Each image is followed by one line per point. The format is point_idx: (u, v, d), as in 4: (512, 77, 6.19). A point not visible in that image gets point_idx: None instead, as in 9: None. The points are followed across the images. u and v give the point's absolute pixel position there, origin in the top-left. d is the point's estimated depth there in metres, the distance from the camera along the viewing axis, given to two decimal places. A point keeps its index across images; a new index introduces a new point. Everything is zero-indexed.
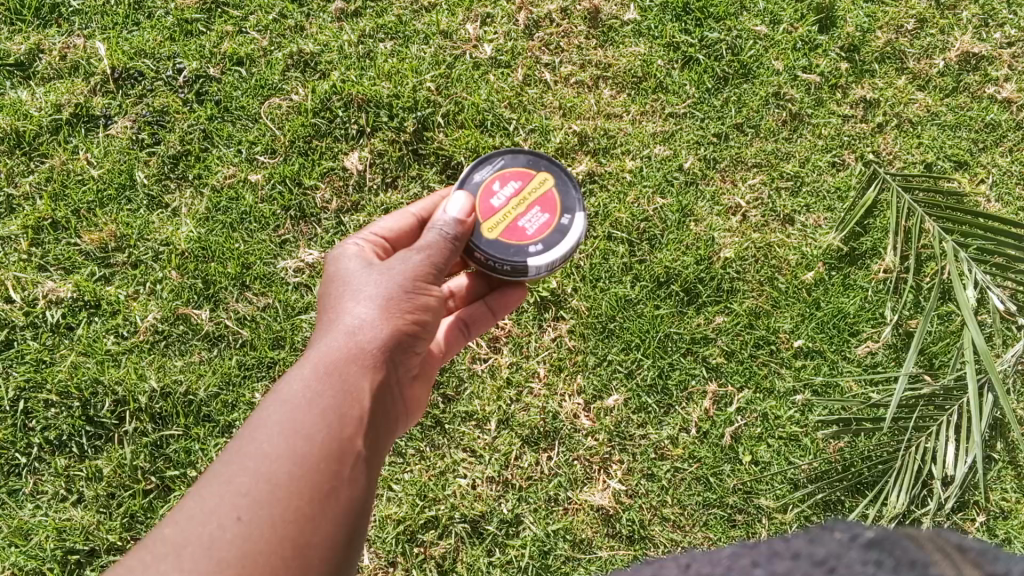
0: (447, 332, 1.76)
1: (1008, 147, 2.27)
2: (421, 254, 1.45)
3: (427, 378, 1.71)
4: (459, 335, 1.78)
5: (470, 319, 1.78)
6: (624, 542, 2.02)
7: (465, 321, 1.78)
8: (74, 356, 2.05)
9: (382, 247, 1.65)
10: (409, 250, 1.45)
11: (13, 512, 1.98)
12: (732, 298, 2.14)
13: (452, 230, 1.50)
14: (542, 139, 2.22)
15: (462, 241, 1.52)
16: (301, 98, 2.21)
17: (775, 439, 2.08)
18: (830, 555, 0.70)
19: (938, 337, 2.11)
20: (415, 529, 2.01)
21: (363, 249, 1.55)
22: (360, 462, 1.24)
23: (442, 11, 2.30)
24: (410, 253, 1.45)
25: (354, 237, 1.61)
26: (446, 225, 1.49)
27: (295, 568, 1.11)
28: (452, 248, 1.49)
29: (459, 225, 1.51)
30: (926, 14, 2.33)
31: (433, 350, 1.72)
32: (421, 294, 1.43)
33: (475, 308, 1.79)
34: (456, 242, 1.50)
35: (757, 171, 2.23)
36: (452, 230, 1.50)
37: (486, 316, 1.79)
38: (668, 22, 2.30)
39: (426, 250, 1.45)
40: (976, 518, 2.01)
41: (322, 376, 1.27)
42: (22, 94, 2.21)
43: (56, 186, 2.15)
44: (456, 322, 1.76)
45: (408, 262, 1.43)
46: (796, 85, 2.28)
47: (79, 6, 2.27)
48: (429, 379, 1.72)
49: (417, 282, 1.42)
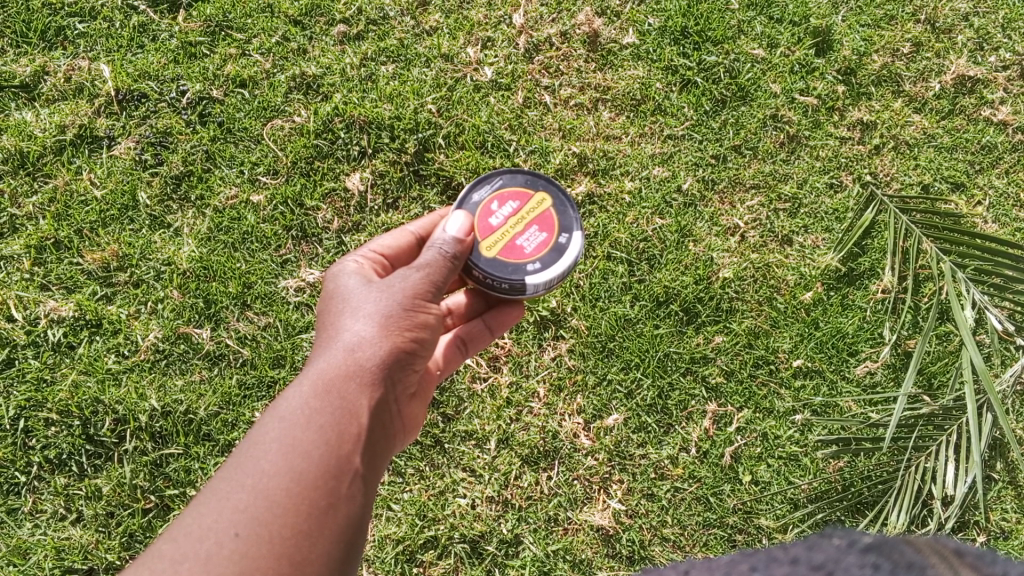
0: (445, 349, 1.77)
1: (1005, 168, 2.29)
2: (420, 272, 1.46)
3: (425, 397, 1.71)
4: (457, 353, 1.79)
5: (468, 337, 1.78)
6: (624, 563, 2.01)
7: (463, 339, 1.78)
8: (74, 375, 2.06)
9: (381, 264, 1.66)
10: (409, 268, 1.46)
11: (11, 531, 1.97)
12: (731, 318, 2.15)
13: (451, 249, 1.51)
14: (542, 160, 2.24)
15: (460, 259, 1.53)
16: (303, 120, 2.24)
17: (775, 459, 2.08)
18: (829, 559, 0.70)
19: (937, 357, 2.12)
20: (415, 548, 2.00)
21: (362, 267, 1.56)
22: (358, 479, 1.24)
23: (444, 35, 2.33)
24: (409, 271, 1.45)
25: (353, 254, 1.62)
26: (445, 244, 1.50)
27: None
28: (450, 266, 1.50)
29: (458, 245, 1.52)
30: (921, 38, 2.36)
31: (432, 367, 1.73)
32: (419, 311, 1.44)
33: (474, 326, 1.79)
34: (455, 260, 1.51)
35: (755, 192, 2.25)
36: (451, 248, 1.51)
37: (484, 334, 1.80)
38: (667, 45, 2.34)
39: (424, 268, 1.46)
40: (976, 538, 2.00)
41: (320, 393, 1.27)
42: (27, 116, 2.24)
43: (59, 207, 2.17)
44: (454, 340, 1.77)
45: (407, 280, 1.44)
46: (794, 108, 2.31)
47: (84, 30, 2.30)
48: (427, 398, 1.73)
49: (415, 300, 1.43)
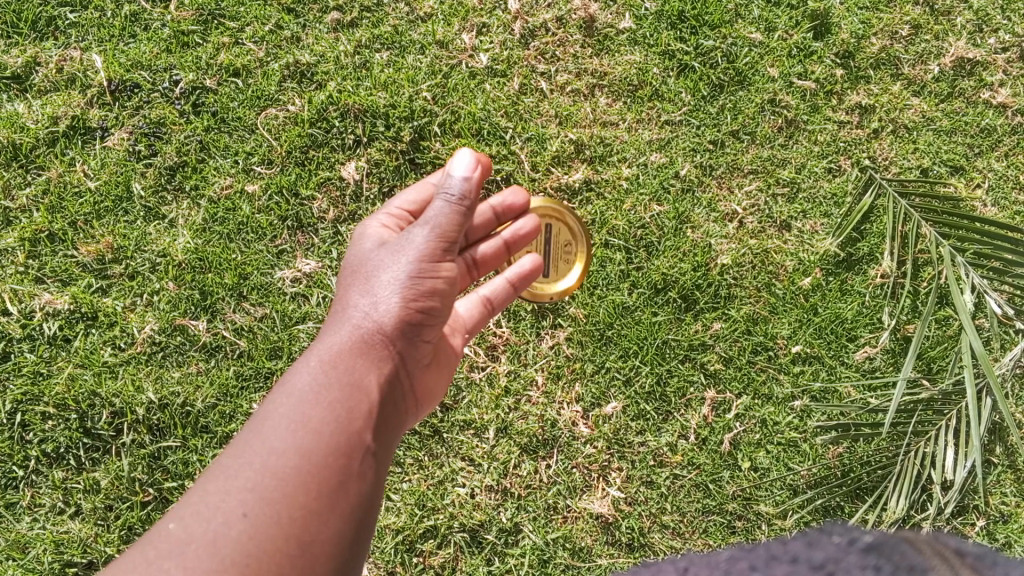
0: (470, 310, 1.81)
1: (1004, 151, 2.28)
2: (430, 230, 1.40)
3: (448, 360, 1.73)
4: (483, 310, 1.83)
5: (492, 295, 1.83)
6: (623, 550, 2.03)
7: (489, 298, 1.82)
8: (71, 369, 2.05)
9: (406, 220, 1.69)
10: (418, 225, 1.42)
11: (11, 526, 1.99)
12: (729, 304, 2.14)
13: (461, 196, 1.44)
14: (539, 147, 2.22)
15: (473, 202, 1.47)
16: (297, 109, 2.21)
17: (774, 446, 2.08)
18: (829, 558, 0.69)
19: (936, 342, 2.12)
20: (415, 538, 2.01)
21: (380, 231, 1.57)
22: (369, 457, 1.23)
23: (439, 21, 2.29)
24: (419, 230, 1.41)
25: (377, 215, 1.66)
26: (454, 190, 1.44)
27: (300, 566, 1.10)
28: (462, 218, 1.44)
29: (467, 187, 1.45)
30: (920, 20, 2.32)
31: (457, 327, 1.78)
32: (432, 274, 1.39)
33: (498, 285, 1.83)
34: (465, 207, 1.45)
35: (753, 177, 2.23)
36: (460, 196, 1.44)
37: (507, 290, 1.83)
38: (664, 30, 2.30)
39: (434, 226, 1.41)
40: (976, 522, 2.01)
41: (328, 370, 1.27)
42: (19, 107, 2.22)
43: (53, 199, 2.15)
44: (480, 300, 1.82)
45: (418, 242, 1.39)
46: (792, 92, 2.28)
47: (75, 19, 2.25)
48: (451, 361, 1.75)
49: (427, 262, 1.39)
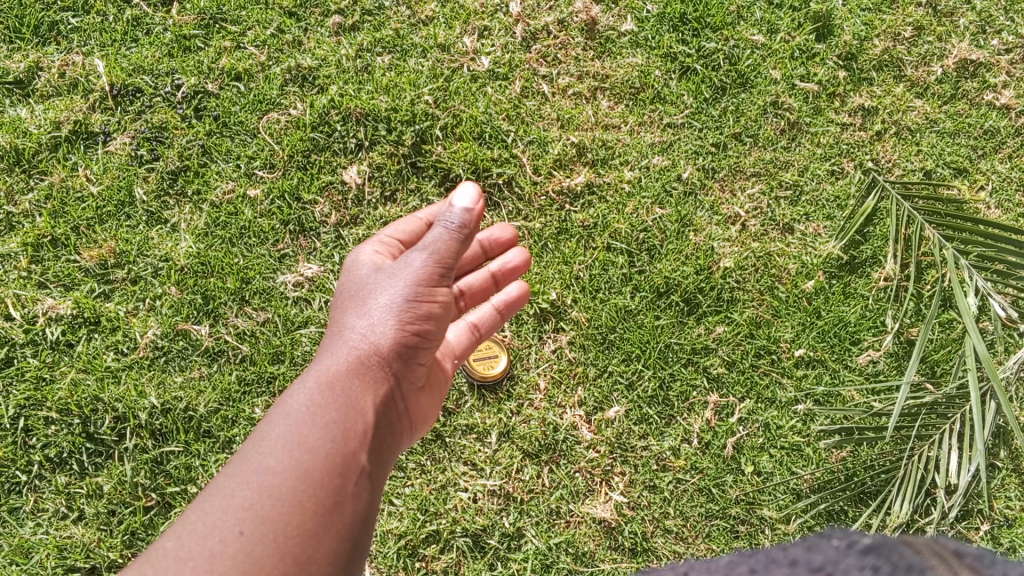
0: (460, 337, 1.86)
1: (1007, 153, 2.28)
2: (428, 255, 1.46)
3: (439, 384, 1.76)
4: (473, 338, 1.89)
5: (482, 324, 1.90)
6: (626, 555, 2.02)
7: (478, 326, 1.89)
8: (74, 374, 2.05)
9: (396, 248, 1.72)
10: (415, 252, 1.47)
11: (13, 530, 1.99)
12: (732, 308, 2.13)
13: (460, 223, 1.48)
14: (540, 150, 2.22)
15: (472, 231, 1.50)
16: (299, 113, 2.21)
17: (778, 450, 2.08)
18: (828, 561, 0.69)
19: (940, 345, 2.11)
20: (417, 543, 2.01)
21: (374, 258, 1.61)
22: (364, 477, 1.24)
23: (441, 25, 2.29)
24: (417, 255, 1.46)
25: (368, 242, 1.68)
26: (454, 218, 1.48)
27: None
28: (460, 244, 1.48)
29: (468, 216, 1.48)
30: (923, 22, 2.32)
31: (450, 355, 1.82)
32: (428, 298, 1.46)
33: (486, 313, 1.92)
34: (464, 236, 1.48)
35: (756, 179, 2.22)
36: (459, 223, 1.47)
37: (495, 319, 1.92)
38: (666, 32, 2.30)
39: (432, 251, 1.46)
40: (980, 526, 2.00)
41: (324, 392, 1.29)
42: (22, 112, 2.22)
43: (56, 204, 2.15)
44: (470, 327, 1.88)
45: (416, 266, 1.45)
46: (794, 94, 2.28)
47: (78, 24, 2.26)
48: (443, 385, 1.79)
49: (423, 286, 1.45)
